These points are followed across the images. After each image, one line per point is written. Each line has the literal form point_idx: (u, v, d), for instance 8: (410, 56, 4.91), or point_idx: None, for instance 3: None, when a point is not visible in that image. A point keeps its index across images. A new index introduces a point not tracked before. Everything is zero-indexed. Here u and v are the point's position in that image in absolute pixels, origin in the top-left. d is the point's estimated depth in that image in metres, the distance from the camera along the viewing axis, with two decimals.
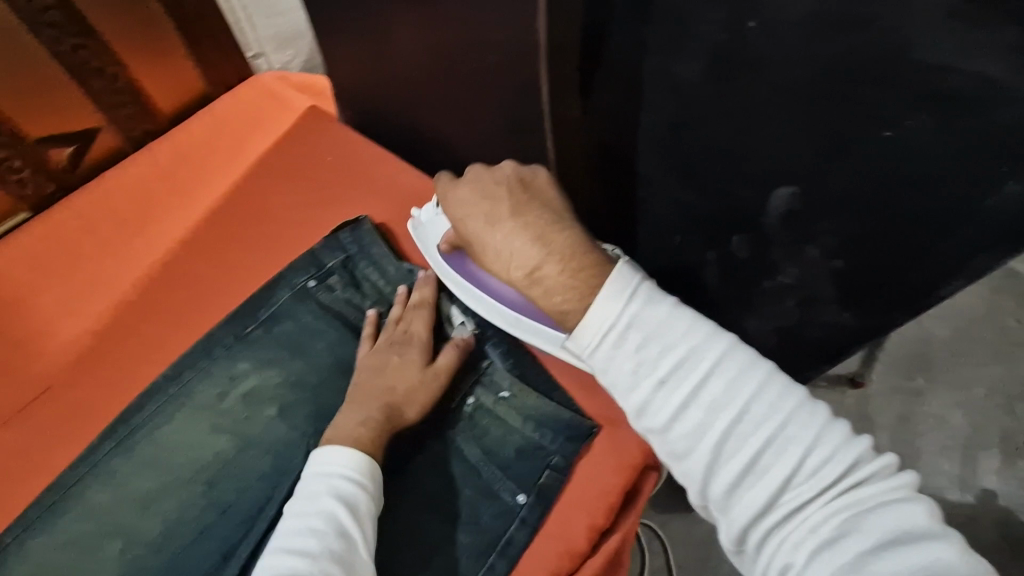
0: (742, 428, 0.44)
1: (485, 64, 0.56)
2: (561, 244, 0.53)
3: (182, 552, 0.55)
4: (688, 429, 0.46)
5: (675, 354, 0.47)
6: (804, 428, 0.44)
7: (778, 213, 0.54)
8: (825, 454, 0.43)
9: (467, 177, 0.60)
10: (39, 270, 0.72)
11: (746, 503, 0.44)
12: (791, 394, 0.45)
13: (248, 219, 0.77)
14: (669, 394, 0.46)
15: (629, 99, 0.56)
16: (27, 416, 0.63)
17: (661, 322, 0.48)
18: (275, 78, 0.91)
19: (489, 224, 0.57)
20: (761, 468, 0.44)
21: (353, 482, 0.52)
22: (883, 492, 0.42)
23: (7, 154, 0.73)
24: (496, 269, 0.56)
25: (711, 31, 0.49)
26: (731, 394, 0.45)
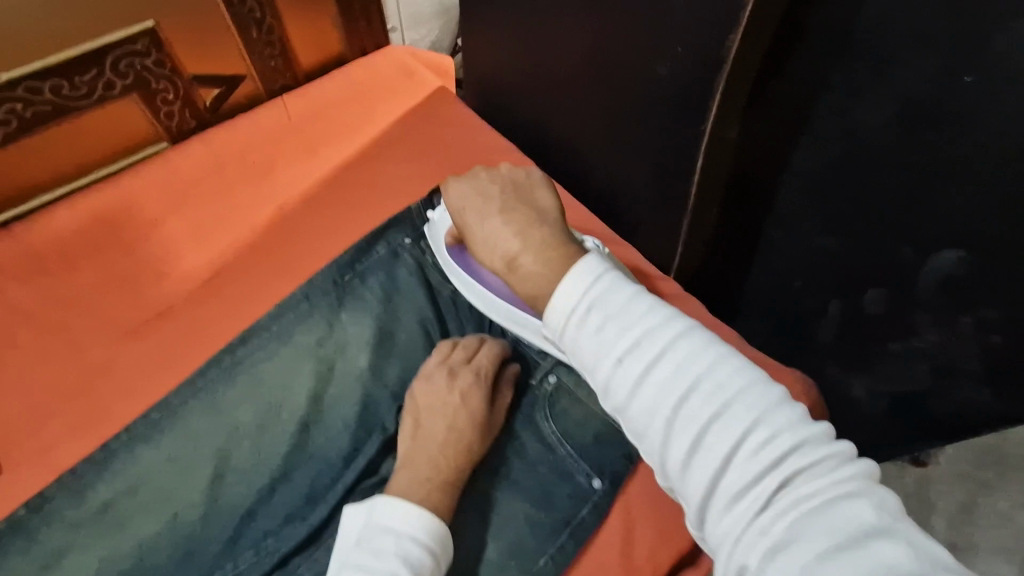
0: (690, 408, 0.37)
1: (651, 76, 0.56)
2: (542, 240, 0.50)
3: (270, 486, 0.57)
4: (639, 409, 0.39)
5: (627, 329, 0.40)
6: (757, 408, 0.36)
7: (937, 276, 0.54)
8: (774, 437, 0.35)
9: (467, 173, 0.57)
10: (172, 196, 0.75)
11: (694, 489, 0.36)
12: (747, 373, 0.38)
13: (366, 184, 0.79)
14: (618, 371, 0.39)
15: (791, 130, 0.54)
16: (146, 332, 0.67)
17: (615, 297, 0.42)
18: (405, 53, 0.93)
19: (477, 218, 0.54)
20: (708, 451, 0.36)
21: (422, 547, 0.48)
22: (831, 486, 0.34)
23: (165, 85, 0.77)
24: (482, 259, 0.54)
25: (915, 77, 0.47)
26: (681, 371, 0.38)
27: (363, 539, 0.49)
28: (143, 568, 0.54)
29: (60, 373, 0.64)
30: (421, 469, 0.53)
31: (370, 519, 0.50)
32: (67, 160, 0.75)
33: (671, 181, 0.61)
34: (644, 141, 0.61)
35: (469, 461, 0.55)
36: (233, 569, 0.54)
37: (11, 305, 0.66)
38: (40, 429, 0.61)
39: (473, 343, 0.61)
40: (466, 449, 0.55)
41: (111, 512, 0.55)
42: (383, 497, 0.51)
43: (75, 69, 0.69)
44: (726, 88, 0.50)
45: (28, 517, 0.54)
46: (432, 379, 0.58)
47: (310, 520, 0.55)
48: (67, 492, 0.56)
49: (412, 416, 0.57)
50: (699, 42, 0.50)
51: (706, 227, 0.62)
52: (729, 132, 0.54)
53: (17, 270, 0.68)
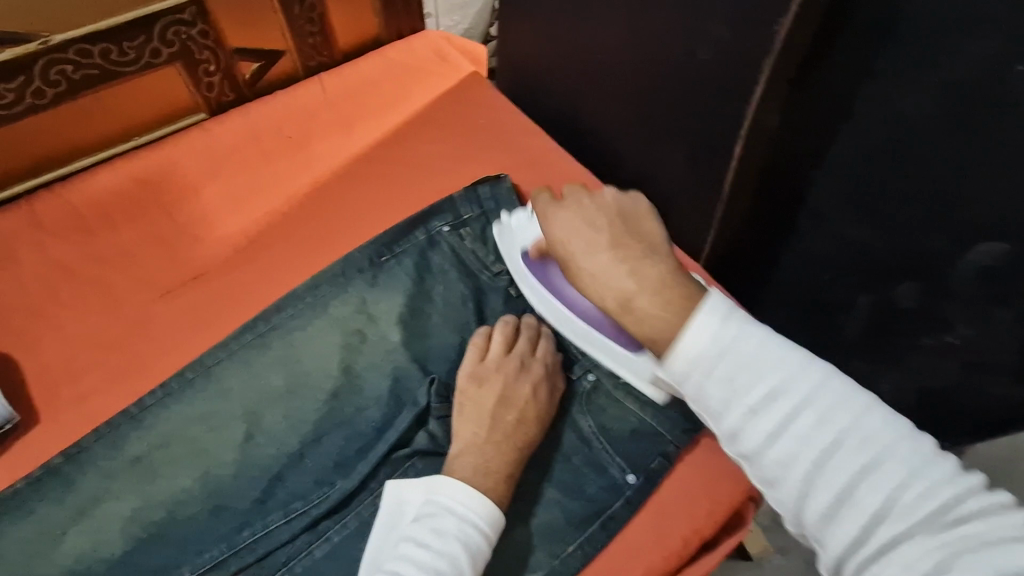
0: (840, 462, 0.35)
1: (692, 61, 0.56)
2: (663, 281, 0.44)
3: (300, 451, 0.58)
4: (777, 462, 0.36)
5: (762, 378, 0.37)
6: (907, 460, 0.34)
7: (972, 269, 0.54)
8: (927, 490, 0.33)
9: (568, 200, 0.53)
10: (209, 165, 0.77)
11: (837, 542, 0.34)
12: (898, 426, 0.36)
13: (399, 162, 0.80)
14: (757, 425, 0.37)
15: (834, 120, 0.54)
16: (182, 294, 0.68)
17: (750, 344, 0.38)
18: (440, 37, 0.94)
19: (586, 252, 0.49)
20: (856, 506, 0.34)
21: (482, 533, 0.50)
22: (993, 533, 0.32)
23: (207, 56, 0.78)
24: (590, 297, 0.48)
25: (965, 68, 0.47)
26: (824, 422, 0.36)
27: (423, 516, 0.50)
28: (175, 519, 0.55)
29: (97, 329, 0.65)
30: (486, 458, 0.53)
31: (431, 496, 0.51)
32: (109, 124, 0.76)
33: (706, 168, 0.61)
34: (680, 127, 0.62)
35: (518, 451, 0.55)
36: (262, 528, 0.55)
37: (53, 261, 0.68)
38: (77, 380, 0.63)
39: (531, 333, 0.62)
40: (528, 443, 0.56)
41: (145, 464, 0.57)
42: (446, 478, 0.52)
43: (123, 35, 0.71)
44: (770, 74, 0.50)
45: (64, 465, 0.56)
46: (498, 369, 0.59)
47: (342, 486, 0.56)
48: (102, 442, 0.57)
49: (477, 405, 0.57)
50: (746, 27, 0.50)
51: (737, 215, 0.63)
52: (768, 119, 0.54)
53: (59, 228, 0.70)
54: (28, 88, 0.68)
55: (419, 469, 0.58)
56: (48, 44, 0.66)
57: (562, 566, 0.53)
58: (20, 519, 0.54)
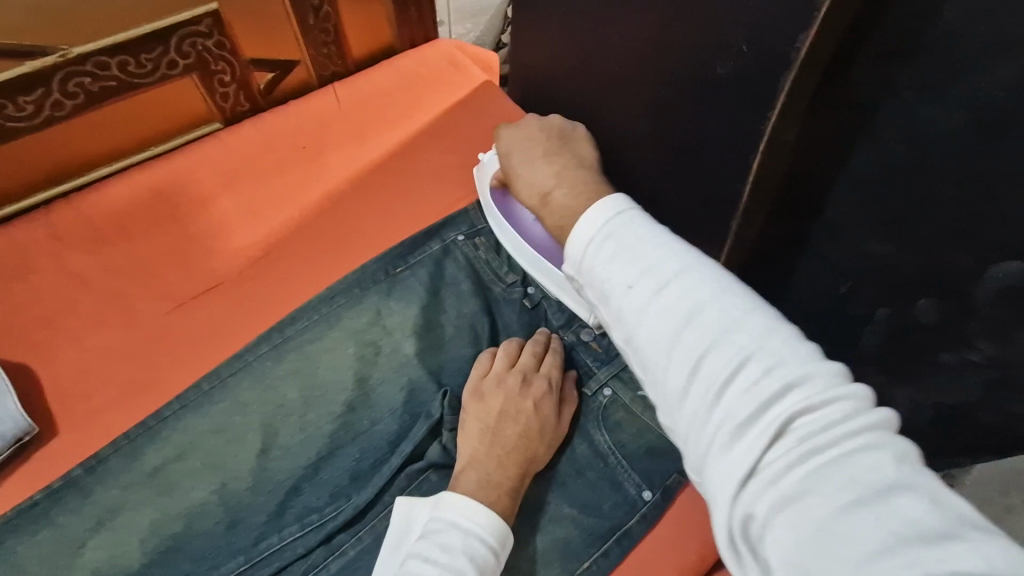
0: (693, 334, 0.38)
1: (710, 75, 0.56)
2: (575, 179, 0.55)
3: (316, 463, 0.58)
4: (648, 337, 0.40)
5: (640, 262, 0.42)
6: (761, 341, 0.37)
7: (995, 287, 0.54)
8: (777, 372, 0.35)
9: (518, 125, 0.64)
10: (225, 175, 0.77)
11: (690, 414, 0.37)
12: (761, 312, 0.38)
13: (412, 172, 0.80)
14: (627, 298, 0.41)
15: (853, 134, 0.54)
16: (198, 304, 0.69)
17: (632, 233, 0.44)
18: (453, 46, 0.94)
19: (525, 161, 0.61)
20: (705, 376, 0.37)
21: (489, 548, 0.49)
22: (847, 437, 0.33)
23: (222, 67, 0.79)
24: (522, 197, 0.60)
25: (990, 85, 0.47)
26: (686, 299, 0.39)
27: (429, 531, 0.50)
28: (192, 531, 0.55)
29: (114, 340, 0.66)
30: (489, 471, 0.54)
31: (436, 511, 0.51)
32: (126, 135, 0.77)
33: (722, 180, 0.61)
34: (697, 140, 0.62)
35: (527, 466, 0.55)
36: (277, 541, 0.55)
37: (71, 271, 0.69)
38: (95, 391, 0.63)
39: (539, 347, 0.62)
40: (531, 457, 0.55)
41: (162, 476, 0.57)
42: (451, 492, 0.52)
43: (141, 47, 0.71)
44: (790, 89, 0.50)
45: (83, 476, 0.56)
46: (502, 383, 0.59)
47: (357, 499, 0.56)
48: (121, 454, 0.57)
49: (480, 417, 0.57)
50: (766, 42, 0.50)
51: (753, 228, 0.63)
52: (786, 133, 0.54)
53: (77, 239, 0.71)
54: (47, 100, 0.68)
55: (433, 482, 0.58)
56: (68, 57, 0.67)
57: None
58: (39, 531, 0.54)
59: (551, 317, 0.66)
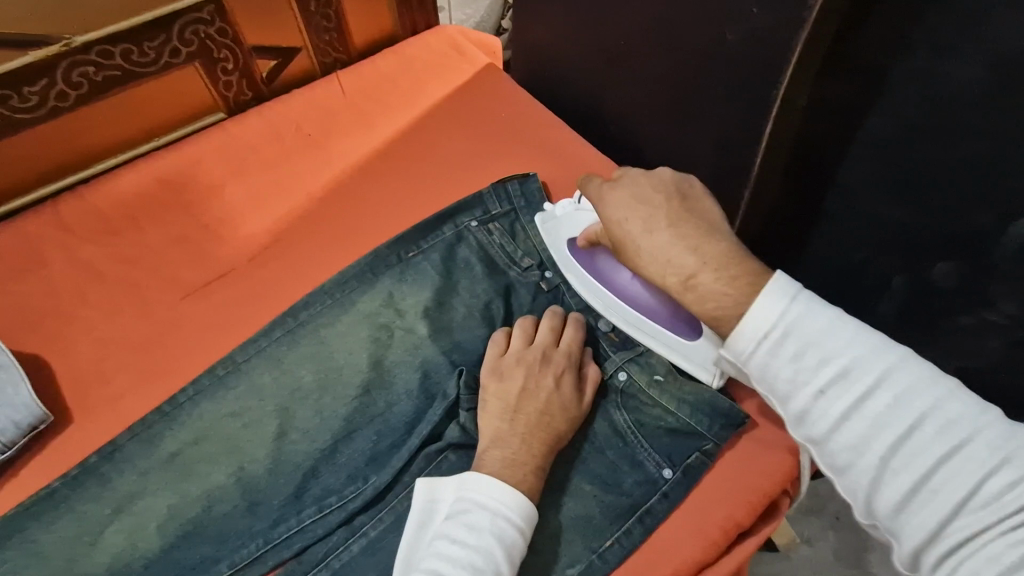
0: (913, 446, 0.35)
1: (719, 43, 0.56)
2: (721, 255, 0.45)
3: (333, 446, 0.58)
4: (848, 444, 0.37)
5: (833, 362, 0.38)
6: (994, 448, 0.34)
7: (1016, 245, 0.53)
8: (1017, 483, 0.33)
9: (621, 179, 0.51)
10: (231, 164, 0.77)
11: (909, 526, 0.35)
12: (984, 412, 0.35)
13: (419, 157, 0.80)
14: (828, 408, 0.38)
15: (866, 96, 0.53)
16: (207, 292, 0.68)
17: (820, 326, 0.39)
18: (457, 32, 0.93)
19: (642, 232, 0.48)
20: (931, 491, 0.35)
21: (515, 526, 0.49)
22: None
23: (225, 55, 0.78)
24: (650, 275, 0.48)
25: (1006, 36, 0.46)
26: (899, 408, 0.36)
27: (455, 512, 0.50)
28: (211, 516, 0.55)
29: (126, 329, 0.65)
30: (514, 450, 0.53)
31: (462, 492, 0.51)
32: (131, 125, 0.76)
33: (734, 151, 0.60)
34: (707, 111, 0.61)
35: (552, 446, 0.54)
36: (297, 523, 0.55)
37: (80, 262, 0.69)
38: (107, 380, 0.63)
39: (557, 322, 0.61)
40: (555, 434, 0.55)
41: (179, 461, 0.57)
42: (475, 473, 0.52)
43: (144, 35, 0.71)
44: (802, 50, 0.49)
45: (100, 463, 0.56)
46: (521, 361, 0.58)
47: (376, 480, 0.56)
48: (138, 441, 0.57)
49: (497, 396, 0.57)
50: (777, 4, 0.49)
51: (766, 199, 0.62)
52: (799, 98, 0.53)
53: (84, 230, 0.70)
54: (52, 90, 0.68)
55: (453, 461, 0.57)
56: (71, 45, 0.67)
57: (600, 561, 0.53)
58: (58, 518, 0.54)
59: (569, 301, 0.65)
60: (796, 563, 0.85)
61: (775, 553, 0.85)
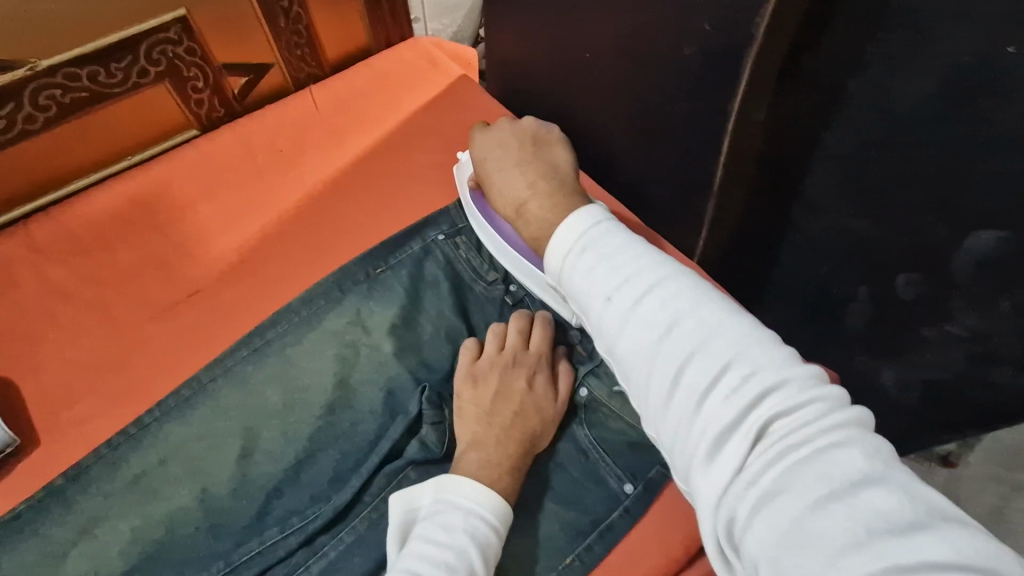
0: (675, 342, 0.39)
1: (677, 58, 0.55)
2: (547, 191, 0.57)
3: (297, 466, 0.58)
4: (627, 348, 0.41)
5: (621, 273, 0.43)
6: (738, 344, 0.38)
7: (973, 257, 0.53)
8: (753, 374, 0.36)
9: (494, 127, 0.66)
10: (202, 183, 0.77)
11: (674, 428, 0.38)
12: (739, 319, 0.40)
13: (391, 171, 0.80)
14: (607, 310, 0.42)
15: (823, 112, 0.53)
16: (177, 312, 0.69)
17: (610, 244, 0.45)
18: (431, 44, 0.93)
19: (498, 171, 0.63)
20: (687, 387, 0.37)
21: (490, 526, 0.50)
22: (808, 427, 0.34)
23: (195, 73, 0.79)
24: (499, 207, 0.62)
25: (954, 53, 0.46)
26: (664, 311, 0.40)
27: (430, 514, 0.50)
28: (174, 538, 0.55)
29: (96, 350, 0.66)
30: (490, 452, 0.54)
31: (438, 493, 0.51)
32: (101, 144, 0.77)
33: (696, 165, 0.59)
34: (668, 124, 0.60)
35: (529, 446, 0.55)
36: (257, 545, 0.55)
37: (51, 284, 0.69)
38: (77, 403, 0.63)
39: (523, 323, 0.62)
40: (530, 434, 0.55)
41: (144, 483, 0.57)
42: (452, 474, 0.52)
43: (111, 57, 0.71)
44: (753, 67, 0.49)
45: (65, 486, 0.56)
46: (491, 363, 0.59)
47: (337, 500, 0.56)
48: (103, 463, 0.57)
49: (474, 403, 0.57)
50: (729, 18, 0.48)
51: (730, 212, 0.62)
52: (756, 112, 0.52)
53: (55, 251, 0.71)
54: (19, 114, 0.68)
55: (413, 479, 0.57)
56: (36, 69, 0.67)
57: None
58: (23, 542, 0.54)
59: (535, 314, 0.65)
60: None
61: None
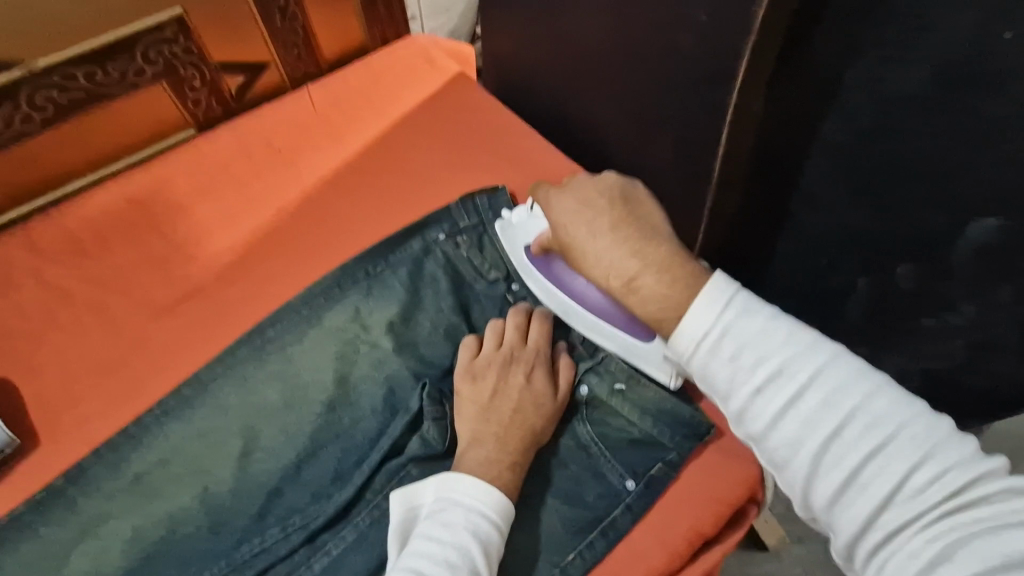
0: (846, 439, 0.37)
1: (674, 50, 0.55)
2: (664, 261, 0.46)
3: (297, 464, 0.58)
4: (783, 442, 0.39)
5: (772, 362, 0.40)
6: (917, 441, 0.36)
7: (972, 244, 0.54)
8: (935, 471, 0.35)
9: (568, 185, 0.53)
10: (199, 182, 0.77)
11: (841, 522, 0.38)
12: (910, 403, 0.38)
13: (389, 169, 0.79)
14: (759, 404, 0.40)
15: (819, 102, 0.53)
16: (176, 311, 0.68)
17: (752, 325, 0.41)
18: (429, 41, 0.93)
19: (584, 235, 0.50)
20: (862, 486, 0.37)
21: (491, 523, 0.49)
22: (992, 515, 0.34)
23: (192, 73, 0.79)
24: (593, 279, 0.50)
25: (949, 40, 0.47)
26: (832, 406, 0.38)
27: (430, 513, 0.50)
28: (176, 538, 0.55)
29: (94, 351, 0.66)
30: (489, 448, 0.54)
31: (438, 491, 0.51)
32: (99, 145, 0.77)
33: (694, 158, 0.59)
34: (665, 118, 0.60)
35: (529, 443, 0.55)
36: (259, 544, 0.55)
37: (48, 285, 0.69)
38: (76, 403, 0.63)
39: (521, 320, 0.62)
40: (530, 431, 0.55)
41: (144, 483, 0.57)
42: (451, 472, 0.52)
43: (107, 56, 0.71)
44: (751, 58, 0.49)
45: (65, 487, 0.56)
46: (490, 360, 0.59)
47: (338, 497, 0.56)
48: (103, 463, 0.57)
49: (473, 399, 0.57)
50: (725, 8, 0.48)
51: (729, 205, 0.61)
52: (754, 103, 0.52)
53: (52, 252, 0.70)
54: (16, 115, 0.68)
55: (414, 476, 0.56)
56: (33, 70, 0.67)
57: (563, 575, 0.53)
58: (23, 542, 0.54)
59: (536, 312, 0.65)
60: (786, 564, 0.84)
61: (765, 554, 0.85)
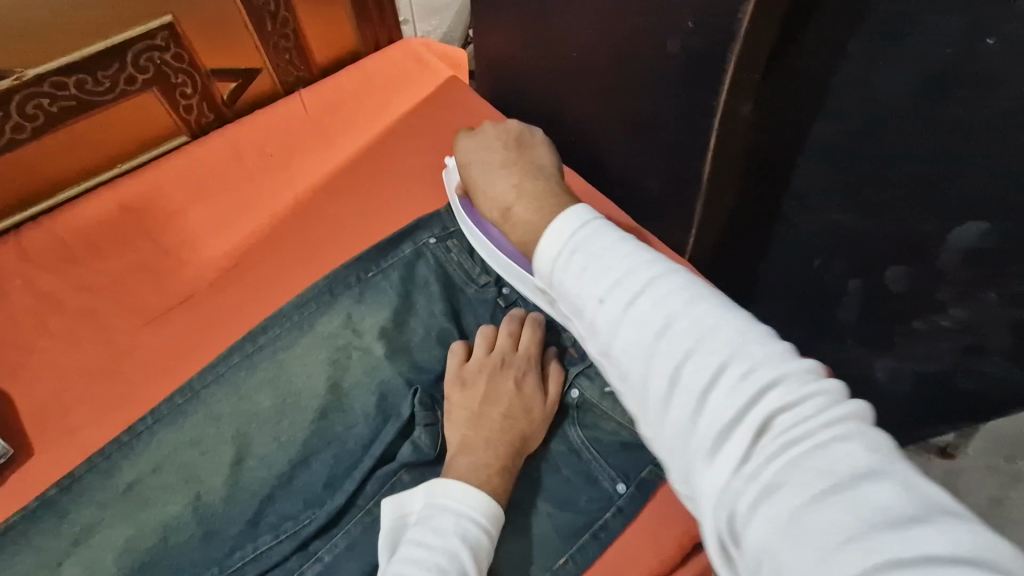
0: (667, 341, 0.36)
1: (662, 56, 0.55)
2: (534, 190, 0.55)
3: (289, 471, 0.58)
4: (618, 349, 0.38)
5: (611, 270, 0.40)
6: (739, 346, 0.35)
7: (960, 249, 0.55)
8: (756, 374, 0.34)
9: (478, 133, 0.64)
10: (191, 188, 0.77)
11: (672, 434, 0.35)
12: (735, 315, 0.37)
13: (381, 173, 0.79)
14: (597, 310, 0.40)
15: (807, 107, 0.53)
16: (168, 319, 0.69)
17: (598, 239, 0.42)
18: (421, 45, 0.93)
19: (482, 172, 0.61)
20: (684, 388, 0.35)
21: (481, 528, 0.50)
22: (817, 429, 0.31)
23: (183, 79, 0.78)
24: (485, 210, 0.60)
25: (935, 45, 0.47)
26: (657, 309, 0.37)
27: (420, 518, 0.50)
28: (168, 546, 0.55)
29: (87, 359, 0.66)
30: (480, 454, 0.54)
31: (428, 498, 0.51)
32: (91, 152, 0.77)
33: (683, 162, 0.59)
34: (654, 122, 0.60)
35: (519, 448, 0.55)
36: (251, 551, 0.55)
37: (40, 294, 0.69)
38: (69, 412, 0.63)
39: (514, 326, 0.62)
40: (520, 436, 0.56)
41: (136, 492, 0.57)
42: (441, 478, 0.52)
43: (98, 65, 0.71)
44: (737, 62, 0.49)
45: (58, 497, 0.56)
46: (479, 365, 0.59)
47: (330, 504, 0.56)
48: (95, 472, 0.57)
49: (463, 404, 0.58)
50: (712, 14, 0.48)
51: (720, 209, 0.61)
52: (742, 108, 0.52)
53: (45, 261, 0.70)
54: (7, 124, 0.68)
55: (406, 482, 0.57)
56: (24, 79, 0.67)
57: None
58: (17, 551, 0.55)
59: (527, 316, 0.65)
60: None
61: None
